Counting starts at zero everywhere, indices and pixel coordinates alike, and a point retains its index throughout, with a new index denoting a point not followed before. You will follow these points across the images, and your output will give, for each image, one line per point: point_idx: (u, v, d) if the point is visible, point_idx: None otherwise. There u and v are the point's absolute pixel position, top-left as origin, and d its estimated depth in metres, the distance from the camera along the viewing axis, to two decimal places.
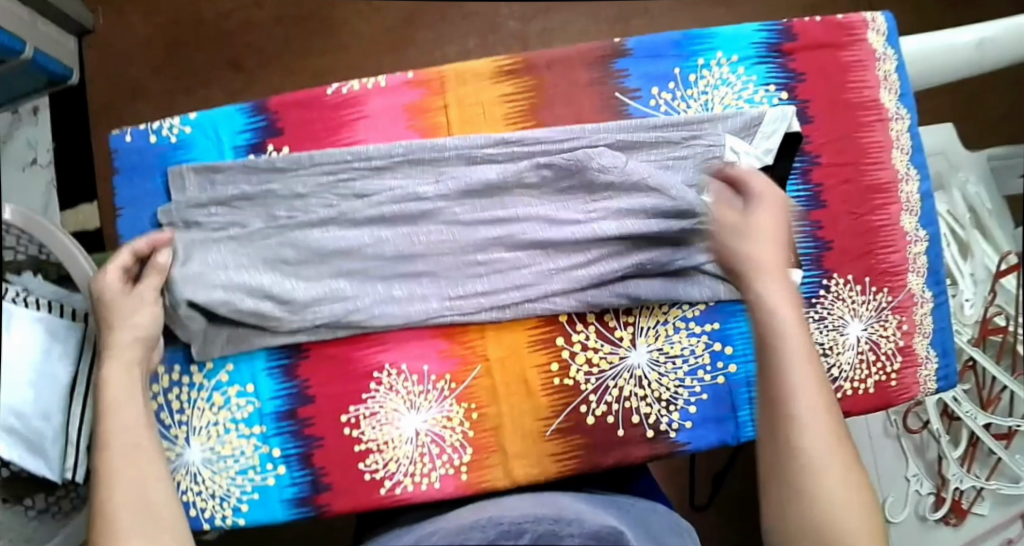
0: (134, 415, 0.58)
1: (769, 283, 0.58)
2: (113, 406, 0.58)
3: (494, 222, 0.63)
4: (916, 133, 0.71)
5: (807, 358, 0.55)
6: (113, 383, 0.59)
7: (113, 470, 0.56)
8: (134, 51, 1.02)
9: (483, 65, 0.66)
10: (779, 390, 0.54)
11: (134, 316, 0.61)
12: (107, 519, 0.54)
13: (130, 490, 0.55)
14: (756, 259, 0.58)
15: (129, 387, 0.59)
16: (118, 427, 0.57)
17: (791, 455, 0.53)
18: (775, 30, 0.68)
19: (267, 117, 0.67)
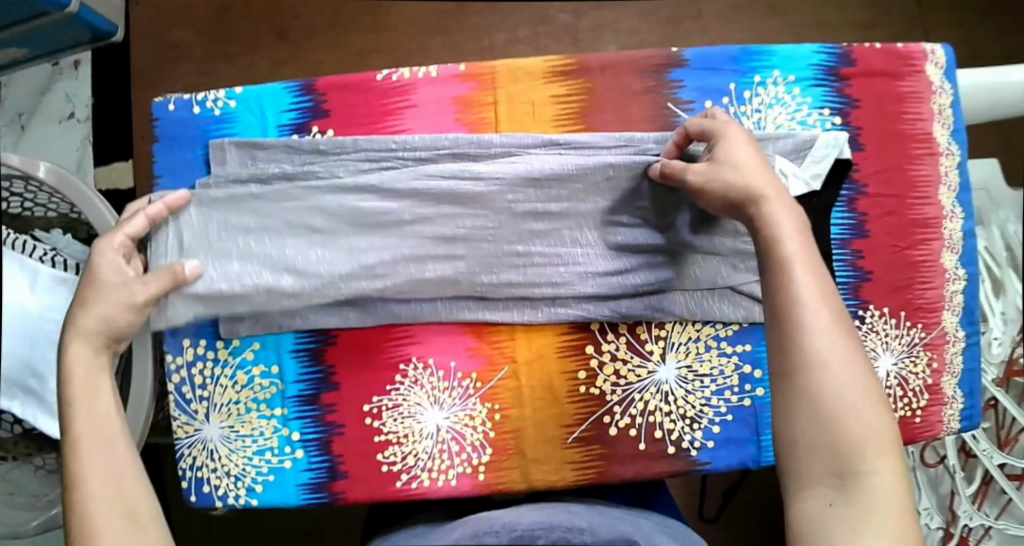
0: (104, 406, 0.57)
1: (788, 241, 0.54)
2: (81, 398, 0.57)
3: (535, 224, 0.62)
4: (966, 170, 0.69)
5: (838, 323, 0.52)
6: (81, 375, 0.58)
7: (84, 463, 0.55)
8: (178, 12, 1.01)
9: (535, 64, 0.64)
10: (815, 364, 0.51)
11: (109, 300, 0.60)
12: (83, 510, 0.53)
13: (103, 479, 0.54)
14: (778, 218, 0.55)
15: (97, 380, 0.58)
16: (89, 419, 0.56)
17: (832, 433, 0.49)
18: (833, 52, 0.66)
19: (314, 98, 0.66)
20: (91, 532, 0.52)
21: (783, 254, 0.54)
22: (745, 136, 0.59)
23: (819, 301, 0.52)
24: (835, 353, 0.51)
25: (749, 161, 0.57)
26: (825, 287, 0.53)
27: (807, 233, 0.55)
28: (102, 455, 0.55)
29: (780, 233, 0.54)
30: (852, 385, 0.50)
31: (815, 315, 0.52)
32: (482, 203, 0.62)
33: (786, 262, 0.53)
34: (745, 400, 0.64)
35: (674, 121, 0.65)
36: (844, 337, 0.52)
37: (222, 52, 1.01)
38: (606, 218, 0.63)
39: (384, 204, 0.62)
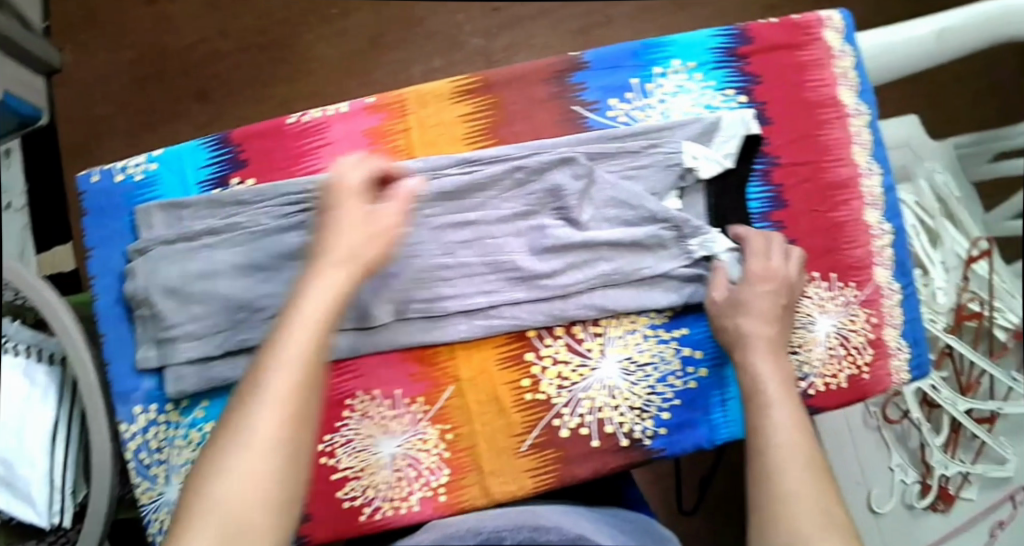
0: (313, 382, 0.55)
1: (770, 387, 0.60)
2: (285, 368, 0.54)
3: (459, 244, 0.64)
4: (878, 127, 0.69)
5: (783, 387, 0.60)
6: (300, 343, 0.55)
7: (246, 431, 0.52)
8: (98, 88, 1.03)
9: (442, 86, 0.65)
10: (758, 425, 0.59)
11: (352, 236, 0.59)
12: (217, 479, 0.51)
13: (249, 450, 0.52)
14: (760, 364, 0.61)
15: (318, 357, 0.56)
16: (277, 389, 0.53)
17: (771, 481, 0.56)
18: (730, 34, 0.67)
19: (230, 150, 0.66)
20: (230, 463, 0.51)
21: (765, 398, 0.59)
22: (780, 288, 0.63)
23: (799, 440, 0.57)
24: (809, 487, 0.55)
25: (763, 310, 0.62)
26: (804, 431, 0.58)
27: (789, 380, 0.61)
28: (278, 431, 0.52)
29: (763, 380, 0.60)
30: (826, 517, 0.54)
31: (789, 452, 0.56)
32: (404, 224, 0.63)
33: (767, 406, 0.59)
34: (689, 382, 0.66)
35: (583, 123, 0.66)
36: (818, 470, 0.56)
37: (148, 121, 1.03)
38: (525, 223, 0.64)
39: (311, 243, 0.64)
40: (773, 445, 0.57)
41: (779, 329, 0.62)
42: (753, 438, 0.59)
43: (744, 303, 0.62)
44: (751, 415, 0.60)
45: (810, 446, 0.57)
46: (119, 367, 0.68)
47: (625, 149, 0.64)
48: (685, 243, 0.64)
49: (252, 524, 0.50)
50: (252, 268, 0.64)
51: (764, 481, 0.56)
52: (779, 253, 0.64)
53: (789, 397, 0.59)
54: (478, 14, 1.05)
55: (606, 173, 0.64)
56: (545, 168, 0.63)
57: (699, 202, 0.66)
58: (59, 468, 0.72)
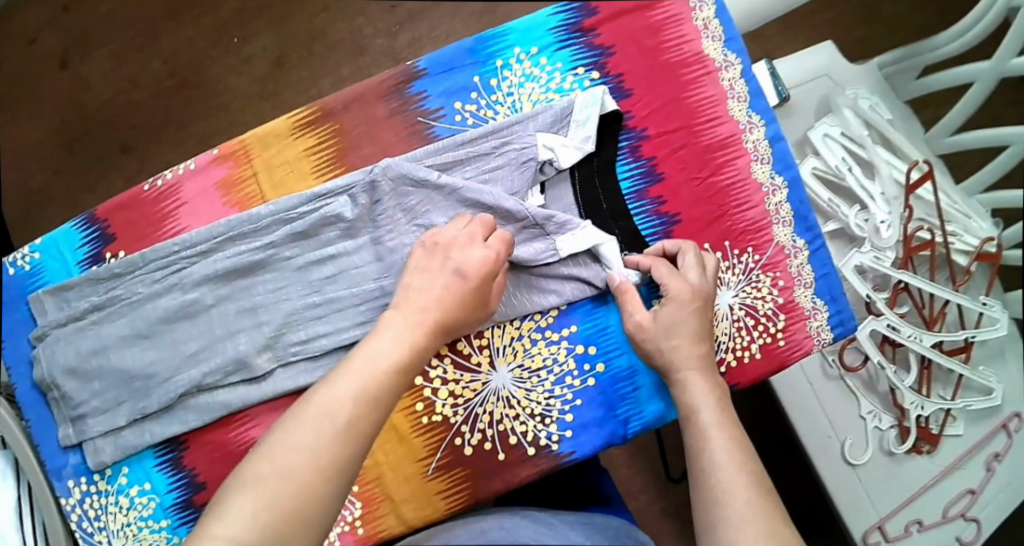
0: (383, 400, 0.51)
1: (702, 407, 0.57)
2: (358, 376, 0.51)
3: (325, 279, 0.63)
4: (752, 75, 0.65)
5: (719, 406, 0.57)
6: (375, 361, 0.52)
7: (287, 441, 0.49)
8: (30, 157, 1.06)
9: (281, 124, 0.64)
10: (693, 446, 0.56)
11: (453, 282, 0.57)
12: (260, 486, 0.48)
13: (298, 459, 0.48)
14: (690, 381, 0.58)
15: (388, 374, 0.52)
16: (341, 403, 0.50)
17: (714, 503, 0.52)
18: (571, 8, 0.64)
19: (99, 226, 0.67)
20: (263, 478, 0.48)
21: (699, 419, 0.57)
22: (698, 302, 0.60)
23: (737, 457, 0.54)
24: (749, 503, 0.51)
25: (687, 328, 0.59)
26: (743, 449, 0.55)
27: (725, 400, 0.58)
28: (333, 442, 0.49)
29: (696, 397, 0.57)
30: (769, 534, 0.50)
31: (729, 472, 0.53)
32: (267, 271, 0.63)
33: (703, 426, 0.56)
34: (587, 380, 0.63)
35: (430, 132, 0.64)
36: (759, 486, 0.53)
37: (83, 181, 1.06)
38: (373, 254, 0.63)
39: (186, 298, 0.64)
40: (710, 464, 0.54)
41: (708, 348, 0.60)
42: (692, 462, 0.56)
43: (661, 314, 0.59)
44: (690, 439, 0.57)
45: (751, 464, 0.54)
46: (47, 446, 0.69)
47: (475, 152, 0.62)
48: (551, 239, 0.61)
49: (284, 522, 0.47)
50: (138, 337, 0.65)
51: (705, 505, 0.53)
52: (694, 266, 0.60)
53: (724, 415, 0.57)
54: (378, 14, 1.04)
55: (458, 179, 0.62)
56: (382, 199, 0.62)
57: (567, 193, 0.63)
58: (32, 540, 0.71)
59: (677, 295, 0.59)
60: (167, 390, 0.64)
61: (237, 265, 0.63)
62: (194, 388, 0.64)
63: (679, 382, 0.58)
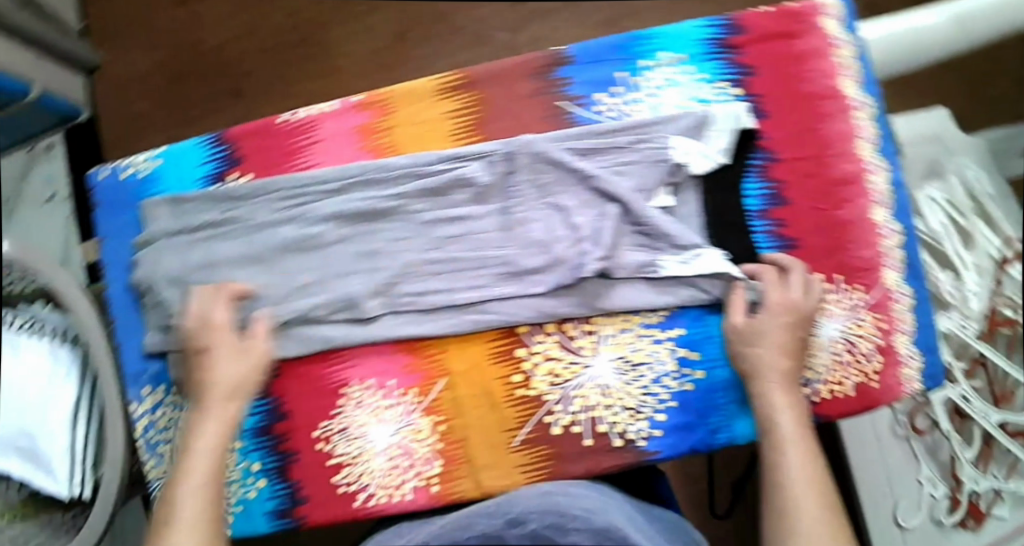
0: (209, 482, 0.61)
1: (783, 420, 0.60)
2: (204, 455, 0.62)
3: (447, 238, 0.65)
4: (883, 119, 0.67)
5: (798, 420, 0.60)
6: (205, 448, 0.62)
7: (186, 506, 0.59)
8: (136, 83, 1.12)
9: (425, 84, 0.65)
10: (770, 459, 0.60)
11: (230, 373, 0.64)
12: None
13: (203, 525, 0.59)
14: (774, 396, 0.61)
15: (212, 457, 0.62)
16: (200, 488, 0.60)
17: (784, 516, 0.58)
18: (721, 25, 0.65)
19: (227, 147, 0.68)
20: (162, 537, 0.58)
21: (778, 431, 0.60)
22: (789, 317, 0.62)
23: (810, 475, 0.59)
24: (820, 520, 0.57)
25: (777, 343, 0.61)
26: (816, 463, 0.59)
27: (803, 413, 0.61)
28: (200, 516, 0.59)
29: (778, 411, 0.60)
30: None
31: (799, 490, 0.58)
32: (392, 220, 0.65)
33: (781, 441, 0.59)
34: (685, 384, 0.65)
35: (570, 118, 0.65)
36: (827, 503, 0.58)
37: (185, 115, 1.11)
38: (499, 224, 0.64)
39: (311, 230, 0.66)
40: (784, 478, 0.59)
41: (794, 362, 0.62)
42: (768, 472, 0.60)
43: (761, 333, 0.61)
44: (766, 447, 0.61)
45: (822, 482, 0.59)
46: (130, 350, 0.71)
47: (612, 144, 0.63)
48: (672, 245, 0.63)
49: None
50: (253, 260, 0.67)
51: (775, 516, 0.58)
52: (799, 286, 0.63)
53: (803, 430, 0.60)
54: (503, 8, 1.07)
55: (596, 169, 0.63)
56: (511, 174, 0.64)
57: (692, 200, 0.64)
58: (79, 445, 0.81)
59: (773, 305, 0.62)
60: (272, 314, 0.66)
61: (364, 209, 0.65)
62: (299, 317, 0.66)
63: (762, 391, 0.61)
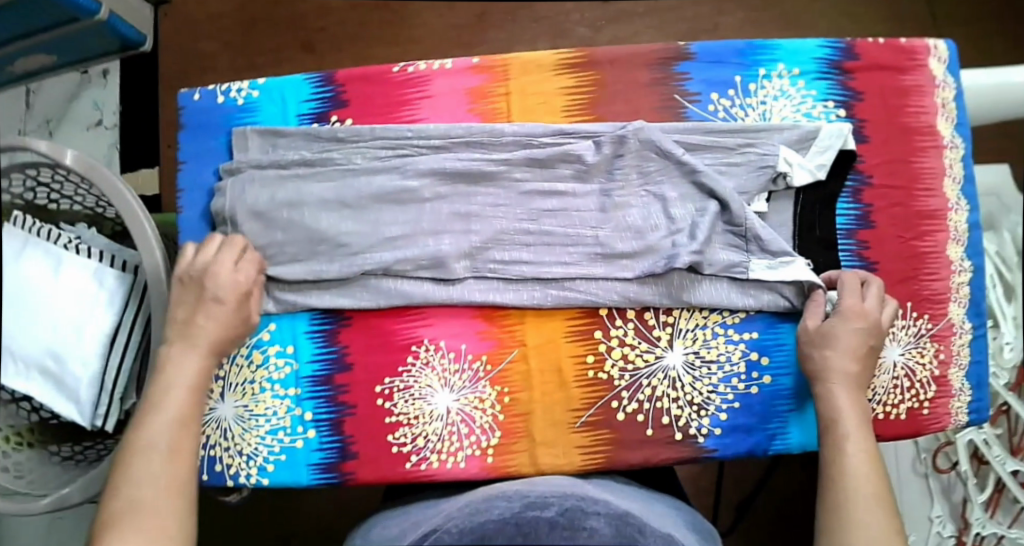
0: (179, 423, 0.58)
1: (846, 418, 0.60)
2: (174, 391, 0.59)
3: (543, 211, 0.65)
4: (970, 164, 0.69)
5: (860, 420, 0.60)
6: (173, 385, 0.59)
7: (157, 443, 0.57)
8: (208, 21, 1.14)
9: (548, 57, 0.66)
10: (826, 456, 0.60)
11: (216, 329, 0.61)
12: (147, 482, 0.55)
13: (170, 465, 0.56)
14: (836, 395, 0.61)
15: (178, 395, 0.59)
16: (157, 426, 0.57)
17: (836, 512, 0.57)
18: (838, 47, 0.68)
19: (334, 88, 0.68)
20: (134, 478, 0.55)
21: (839, 428, 0.60)
22: (864, 325, 0.62)
23: (871, 474, 0.58)
24: (874, 520, 0.56)
25: (851, 346, 0.61)
26: (877, 465, 0.58)
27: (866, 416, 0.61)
28: (160, 457, 0.56)
29: (840, 409, 0.60)
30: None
31: (855, 488, 0.57)
32: (489, 185, 0.65)
33: (843, 438, 0.59)
34: (752, 387, 0.65)
35: (681, 113, 0.67)
36: (885, 504, 0.57)
37: (251, 62, 1.13)
38: (598, 206, 0.65)
39: (405, 183, 0.64)
40: (841, 474, 0.58)
41: (862, 368, 0.62)
42: (824, 468, 0.60)
43: (832, 335, 0.62)
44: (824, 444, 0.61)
45: (882, 483, 0.58)
46: None
47: (721, 144, 0.65)
48: (758, 251, 0.64)
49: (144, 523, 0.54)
50: (341, 205, 0.64)
51: (826, 511, 0.58)
52: (877, 295, 0.63)
53: (864, 431, 0.60)
54: (588, 7, 1.12)
55: (700, 164, 0.64)
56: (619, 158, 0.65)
57: (788, 209, 0.66)
58: (110, 371, 0.75)
59: (846, 310, 0.62)
60: (351, 264, 0.64)
61: (467, 170, 0.64)
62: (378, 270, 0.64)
63: (825, 387, 0.61)
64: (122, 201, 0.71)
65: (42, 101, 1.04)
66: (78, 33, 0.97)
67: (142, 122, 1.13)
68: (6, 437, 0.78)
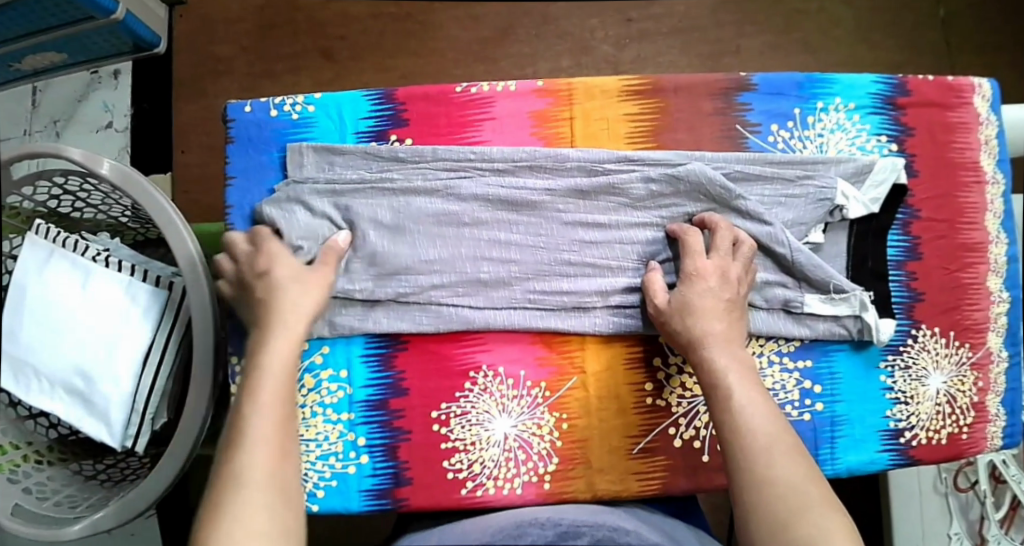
0: (286, 412, 0.56)
1: (732, 382, 0.58)
2: (272, 376, 0.56)
3: (587, 243, 0.64)
4: (1009, 199, 0.72)
5: (742, 381, 0.58)
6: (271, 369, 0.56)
7: (258, 431, 0.54)
8: (222, 21, 1.09)
9: (613, 83, 0.67)
10: (729, 428, 0.56)
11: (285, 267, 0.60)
12: (258, 473, 0.52)
13: (264, 456, 0.53)
14: (718, 360, 0.59)
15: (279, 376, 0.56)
16: (259, 415, 0.54)
17: (758, 487, 0.53)
18: (890, 83, 0.70)
19: (393, 106, 0.67)
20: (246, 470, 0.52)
21: (727, 395, 0.57)
22: (716, 281, 0.61)
23: (781, 438, 0.55)
24: (798, 486, 0.53)
25: (710, 309, 0.60)
26: (786, 431, 0.56)
27: (753, 378, 0.59)
28: (271, 446, 0.54)
29: (726, 373, 0.58)
30: (818, 520, 0.51)
31: (773, 458, 0.54)
32: (536, 214, 0.64)
33: (735, 408, 0.56)
34: (805, 414, 0.66)
35: (743, 143, 0.68)
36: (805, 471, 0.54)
37: (268, 68, 1.09)
38: (660, 236, 0.65)
39: (449, 207, 0.63)
40: (757, 447, 0.54)
41: (728, 326, 0.61)
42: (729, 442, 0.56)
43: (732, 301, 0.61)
44: (716, 413, 0.57)
45: (797, 451, 0.55)
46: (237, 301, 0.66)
47: (781, 175, 0.65)
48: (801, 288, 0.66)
49: (261, 519, 0.51)
50: (395, 230, 0.63)
51: (751, 485, 0.53)
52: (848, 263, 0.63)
53: (759, 395, 0.58)
54: (611, 23, 1.11)
55: (755, 198, 0.65)
56: (678, 192, 0.64)
57: (842, 239, 0.67)
58: (143, 392, 0.72)
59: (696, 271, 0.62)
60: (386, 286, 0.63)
61: (515, 197, 0.63)
62: (417, 294, 0.63)
63: (711, 356, 0.59)
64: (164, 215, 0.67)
65: (48, 98, 1.05)
66: (89, 31, 0.92)
67: (155, 123, 1.07)
68: (25, 455, 0.76)
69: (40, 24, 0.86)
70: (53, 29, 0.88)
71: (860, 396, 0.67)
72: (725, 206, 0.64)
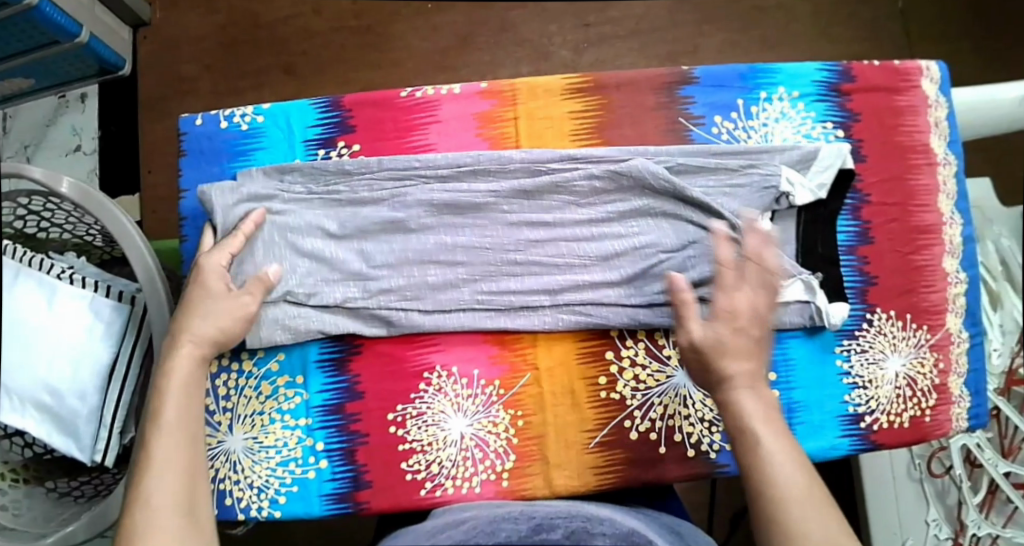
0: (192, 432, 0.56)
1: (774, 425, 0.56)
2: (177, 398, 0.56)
3: (532, 242, 0.65)
4: (963, 180, 0.72)
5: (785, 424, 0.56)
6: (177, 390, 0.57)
7: (165, 451, 0.54)
8: (188, 42, 1.11)
9: (554, 82, 0.68)
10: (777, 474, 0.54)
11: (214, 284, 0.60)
12: (165, 496, 0.53)
13: (169, 480, 0.53)
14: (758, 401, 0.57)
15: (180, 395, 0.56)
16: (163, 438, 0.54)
17: None
18: (834, 69, 0.70)
19: (340, 113, 0.68)
20: (150, 493, 0.52)
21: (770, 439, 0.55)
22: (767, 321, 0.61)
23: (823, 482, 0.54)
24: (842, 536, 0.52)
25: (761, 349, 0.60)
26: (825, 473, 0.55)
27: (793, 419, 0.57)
28: (177, 467, 0.54)
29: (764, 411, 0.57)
30: None
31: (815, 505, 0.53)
32: (481, 215, 0.65)
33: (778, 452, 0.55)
34: None
35: (686, 135, 0.68)
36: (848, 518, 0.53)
37: (234, 86, 1.11)
38: (602, 231, 0.65)
39: (394, 214, 0.64)
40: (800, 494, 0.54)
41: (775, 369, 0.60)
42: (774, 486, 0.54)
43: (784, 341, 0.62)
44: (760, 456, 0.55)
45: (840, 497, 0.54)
46: None
47: (724, 165, 0.65)
48: None
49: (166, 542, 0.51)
50: (342, 238, 0.64)
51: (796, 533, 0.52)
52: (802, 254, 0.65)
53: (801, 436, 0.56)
54: (569, 29, 1.12)
55: (700, 188, 0.65)
56: (620, 187, 0.65)
57: (791, 228, 0.67)
58: (110, 405, 0.73)
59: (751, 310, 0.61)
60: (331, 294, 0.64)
61: (459, 200, 0.64)
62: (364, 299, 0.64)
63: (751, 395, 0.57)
64: (117, 224, 0.68)
65: (19, 124, 1.06)
66: (54, 56, 0.94)
67: (123, 144, 1.09)
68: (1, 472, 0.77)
69: (6, 50, 0.88)
70: (18, 55, 0.90)
71: (817, 382, 0.67)
72: (666, 196, 0.65)
